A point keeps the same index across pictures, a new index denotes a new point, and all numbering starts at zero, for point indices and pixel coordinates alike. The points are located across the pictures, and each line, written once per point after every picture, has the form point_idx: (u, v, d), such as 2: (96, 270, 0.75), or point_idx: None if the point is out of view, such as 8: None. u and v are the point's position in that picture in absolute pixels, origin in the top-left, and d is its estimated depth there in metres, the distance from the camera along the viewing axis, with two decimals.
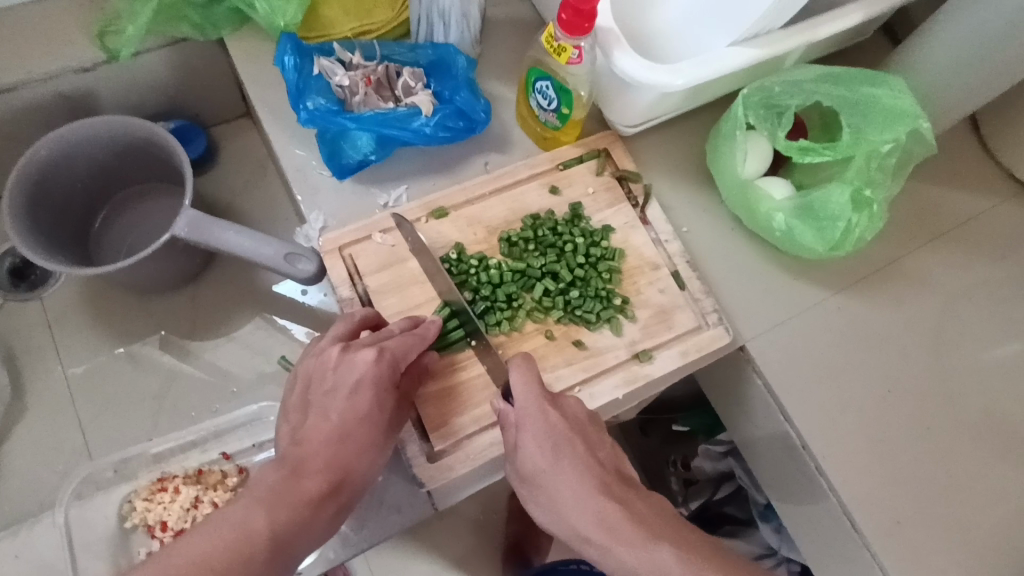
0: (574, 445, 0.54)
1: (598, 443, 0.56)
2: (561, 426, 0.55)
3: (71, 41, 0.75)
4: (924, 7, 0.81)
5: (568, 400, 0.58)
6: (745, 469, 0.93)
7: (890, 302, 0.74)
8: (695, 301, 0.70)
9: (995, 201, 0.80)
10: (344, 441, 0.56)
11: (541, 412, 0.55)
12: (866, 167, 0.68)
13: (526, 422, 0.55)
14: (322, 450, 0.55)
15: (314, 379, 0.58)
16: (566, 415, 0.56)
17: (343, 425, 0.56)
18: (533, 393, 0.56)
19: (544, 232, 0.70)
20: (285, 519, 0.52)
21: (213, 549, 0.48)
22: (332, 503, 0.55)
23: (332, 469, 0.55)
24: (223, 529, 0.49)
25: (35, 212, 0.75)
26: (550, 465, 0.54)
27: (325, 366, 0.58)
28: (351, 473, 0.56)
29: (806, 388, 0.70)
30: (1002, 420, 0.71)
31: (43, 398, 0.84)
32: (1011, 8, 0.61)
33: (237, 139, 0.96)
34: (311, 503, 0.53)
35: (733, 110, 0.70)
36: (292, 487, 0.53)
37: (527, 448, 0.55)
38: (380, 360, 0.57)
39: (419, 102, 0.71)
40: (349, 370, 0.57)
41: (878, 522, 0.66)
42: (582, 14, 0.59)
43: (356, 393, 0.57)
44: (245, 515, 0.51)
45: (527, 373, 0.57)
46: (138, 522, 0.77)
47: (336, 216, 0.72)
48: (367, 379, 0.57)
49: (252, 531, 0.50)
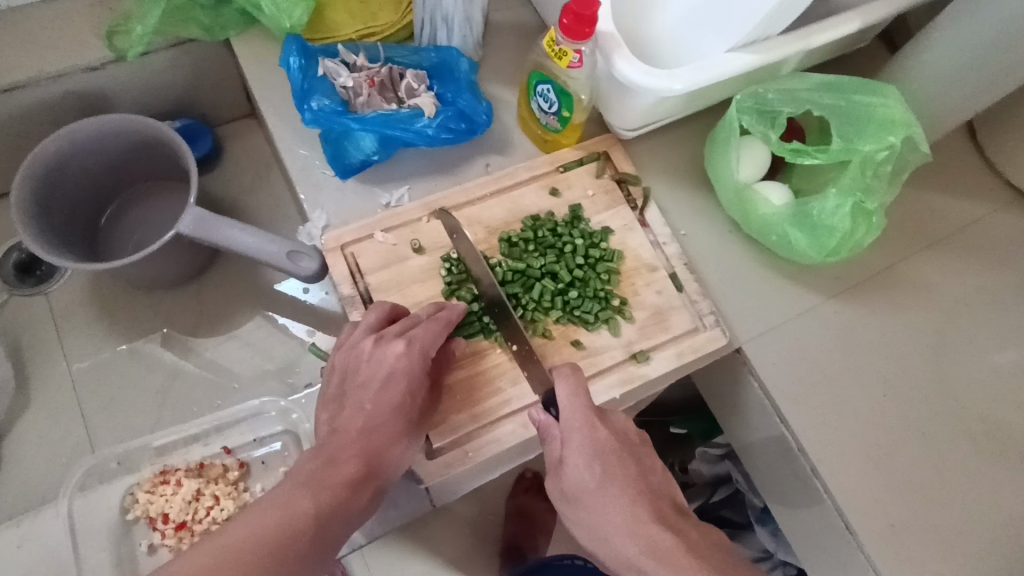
0: (625, 464, 0.54)
1: (650, 468, 0.56)
2: (608, 441, 0.55)
3: (81, 41, 0.76)
4: (921, 16, 0.82)
5: (616, 416, 0.58)
6: (743, 473, 0.96)
7: (886, 307, 0.75)
8: (692, 303, 0.71)
9: (991, 208, 0.81)
10: (377, 428, 0.57)
11: (586, 426, 0.55)
12: (862, 174, 0.69)
13: (572, 435, 0.55)
14: (356, 437, 0.56)
15: (348, 372, 0.59)
16: (615, 431, 0.56)
17: (377, 414, 0.57)
18: (578, 407, 0.56)
19: (544, 232, 0.71)
20: (326, 502, 0.52)
21: (256, 534, 0.49)
22: (368, 488, 0.55)
23: (366, 455, 0.56)
24: (268, 513, 0.50)
25: (43, 209, 0.76)
26: (596, 484, 0.53)
27: (358, 358, 0.59)
28: (383, 459, 0.57)
29: (801, 391, 0.71)
30: (994, 424, 0.72)
31: (48, 392, 0.85)
32: (1005, 21, 0.62)
33: (242, 139, 0.97)
34: (348, 487, 0.54)
35: (731, 118, 0.71)
36: (329, 472, 0.54)
37: (572, 463, 0.54)
38: (410, 352, 0.59)
39: (422, 104, 0.72)
40: (380, 362, 0.58)
41: (871, 525, 0.67)
42: (583, 20, 0.60)
43: (389, 384, 0.58)
44: (287, 499, 0.52)
45: (575, 389, 0.57)
46: (140, 514, 0.79)
47: (338, 215, 0.73)
48: (400, 370, 0.58)
49: (292, 515, 0.51)
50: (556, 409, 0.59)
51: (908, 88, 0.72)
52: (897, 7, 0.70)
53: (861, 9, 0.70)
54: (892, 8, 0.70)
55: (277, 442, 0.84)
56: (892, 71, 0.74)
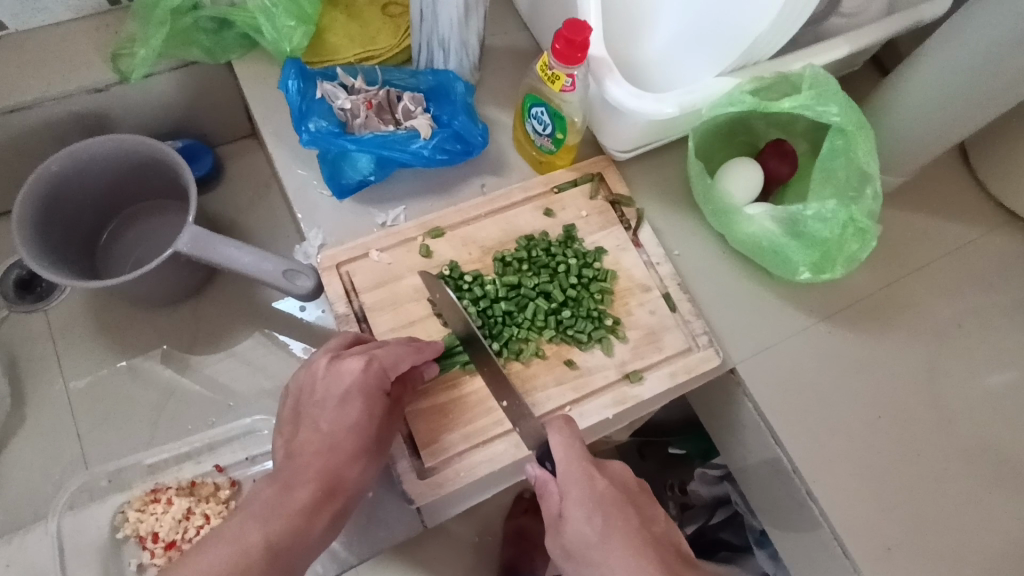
0: (624, 514, 0.55)
1: (651, 518, 0.57)
2: (608, 492, 0.56)
3: (88, 64, 0.78)
4: (910, 42, 0.85)
5: (615, 467, 0.60)
6: (741, 495, 0.93)
7: (879, 327, 0.75)
8: (685, 323, 0.72)
9: (983, 230, 0.81)
10: (333, 449, 0.58)
11: (585, 479, 0.56)
12: (845, 185, 0.70)
13: (570, 490, 0.56)
14: (315, 459, 0.58)
15: (304, 392, 0.61)
16: (613, 480, 0.58)
17: (332, 434, 0.59)
18: (574, 458, 0.57)
19: (537, 252, 0.71)
20: (279, 531, 0.55)
21: (215, 562, 0.52)
22: (327, 510, 0.57)
23: (323, 479, 0.57)
24: (224, 547, 0.53)
25: (46, 224, 0.78)
26: (598, 538, 0.53)
27: (314, 378, 0.60)
28: (341, 480, 0.58)
29: (794, 413, 0.71)
30: (992, 450, 0.71)
31: (43, 410, 0.85)
32: (985, 45, 0.63)
33: (244, 158, 0.99)
34: (303, 512, 0.56)
35: (694, 169, 0.74)
36: (285, 499, 0.56)
37: (573, 516, 0.55)
38: (367, 370, 0.59)
39: (418, 126, 0.73)
40: (336, 379, 0.59)
41: (868, 548, 0.66)
42: (575, 45, 0.61)
43: (345, 402, 0.59)
44: (242, 530, 0.54)
45: (568, 439, 0.58)
46: (130, 532, 0.79)
47: (334, 234, 0.74)
48: (355, 389, 0.59)
49: (246, 545, 0.53)
50: (552, 462, 0.59)
51: (891, 109, 0.73)
52: (886, 34, 0.72)
53: (850, 35, 0.71)
54: (880, 34, 0.71)
55: (270, 461, 0.83)
56: (881, 96, 0.75)
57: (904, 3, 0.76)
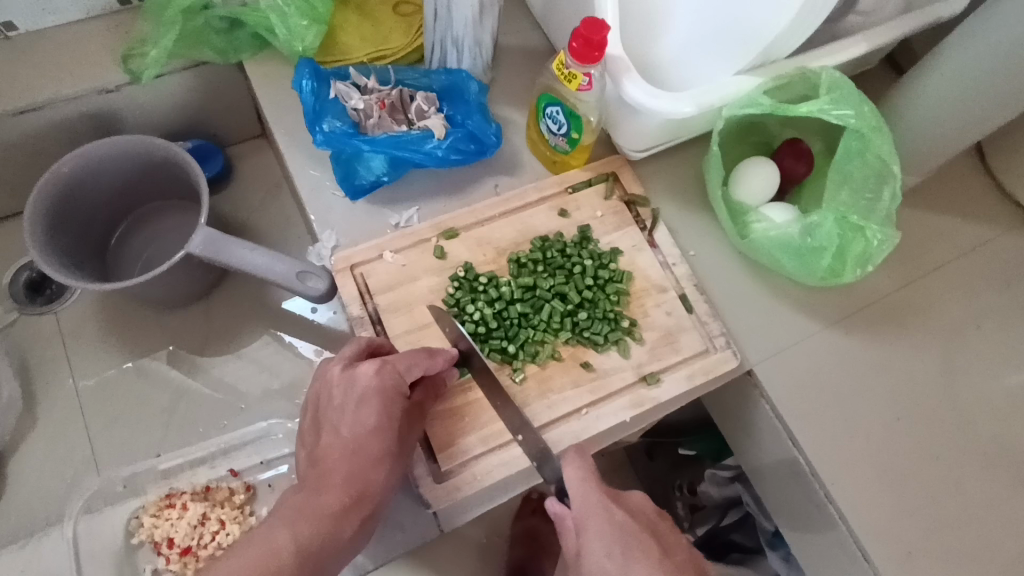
0: (643, 543, 0.54)
1: (672, 547, 0.57)
2: (627, 522, 0.56)
3: (99, 64, 0.78)
4: (925, 40, 0.84)
5: (632, 496, 0.59)
6: (753, 497, 0.92)
7: (897, 328, 0.75)
8: (702, 323, 0.71)
9: (1000, 230, 0.81)
10: (356, 453, 0.58)
11: (603, 510, 0.56)
12: (861, 186, 0.70)
13: (587, 522, 0.55)
14: (339, 465, 0.58)
15: (322, 398, 0.61)
16: (631, 511, 0.57)
17: (353, 439, 0.58)
18: (590, 491, 0.56)
19: (553, 253, 0.71)
20: (308, 534, 0.54)
21: (242, 566, 0.51)
22: (355, 514, 0.57)
23: (351, 483, 0.57)
24: (250, 550, 0.52)
25: (59, 226, 0.77)
26: (620, 569, 0.53)
27: (330, 385, 0.60)
28: (366, 485, 0.58)
29: (813, 416, 0.70)
30: (1012, 453, 0.70)
31: (54, 414, 0.85)
32: (1005, 48, 0.62)
33: (253, 159, 0.98)
34: (333, 515, 0.56)
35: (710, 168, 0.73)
36: (313, 502, 0.56)
37: (593, 552, 0.54)
38: (382, 373, 0.59)
39: (432, 126, 0.73)
40: (352, 383, 0.59)
41: (889, 552, 0.66)
42: (592, 44, 0.60)
43: (361, 406, 0.59)
44: (270, 533, 0.54)
45: (585, 472, 0.57)
46: (145, 538, 0.78)
47: (348, 236, 0.73)
48: (371, 391, 0.59)
49: (275, 548, 0.52)
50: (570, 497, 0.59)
51: (908, 108, 0.72)
52: (904, 32, 0.71)
53: (867, 32, 0.71)
54: (897, 31, 0.70)
55: (284, 465, 0.83)
56: (897, 95, 0.74)
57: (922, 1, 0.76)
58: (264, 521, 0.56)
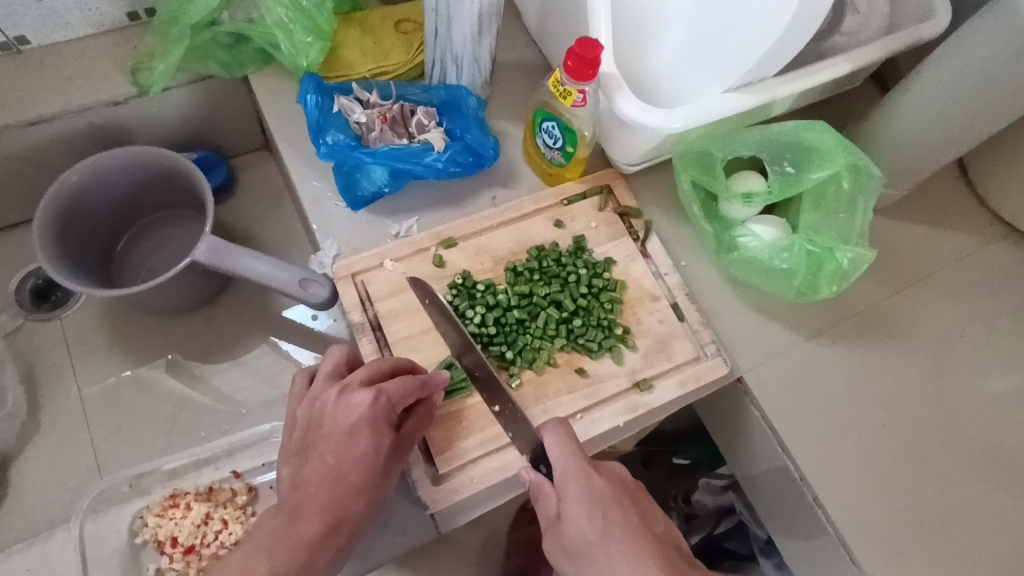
0: (623, 514, 0.55)
1: (652, 517, 0.57)
2: (606, 493, 0.56)
3: (109, 78, 0.80)
4: (908, 59, 0.87)
5: (610, 467, 0.59)
6: (747, 505, 0.93)
7: (884, 335, 0.77)
8: (694, 331, 0.73)
9: (983, 242, 0.83)
10: (340, 482, 0.58)
11: (582, 478, 0.56)
12: (835, 206, 0.75)
13: (567, 491, 0.56)
14: (319, 493, 0.58)
15: (313, 424, 0.61)
16: (610, 480, 0.58)
17: (339, 467, 0.58)
18: (570, 459, 0.57)
19: (549, 262, 0.73)
20: (284, 564, 0.55)
21: None
22: (332, 543, 0.57)
23: (329, 511, 0.57)
24: None
25: (66, 234, 0.79)
26: (599, 536, 0.54)
27: (324, 410, 0.60)
28: (345, 512, 0.58)
29: (802, 423, 0.72)
30: (999, 457, 0.72)
31: (59, 418, 0.86)
32: (977, 72, 0.65)
33: (257, 170, 1.00)
34: (309, 546, 0.56)
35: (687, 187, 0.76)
36: (291, 531, 0.56)
37: (573, 516, 0.55)
38: (376, 405, 0.58)
39: (432, 139, 0.75)
40: (345, 412, 0.59)
41: (878, 554, 0.67)
42: (586, 62, 0.63)
43: (352, 436, 0.58)
44: (246, 562, 0.55)
45: (563, 440, 0.58)
46: (149, 538, 0.79)
47: (349, 244, 0.76)
48: (363, 422, 0.58)
49: None
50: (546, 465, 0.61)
51: (891, 127, 0.75)
52: (888, 52, 0.74)
53: (851, 52, 0.73)
54: (878, 52, 0.73)
55: None
56: (880, 112, 0.77)
57: (904, 22, 0.79)
58: (243, 548, 0.57)
